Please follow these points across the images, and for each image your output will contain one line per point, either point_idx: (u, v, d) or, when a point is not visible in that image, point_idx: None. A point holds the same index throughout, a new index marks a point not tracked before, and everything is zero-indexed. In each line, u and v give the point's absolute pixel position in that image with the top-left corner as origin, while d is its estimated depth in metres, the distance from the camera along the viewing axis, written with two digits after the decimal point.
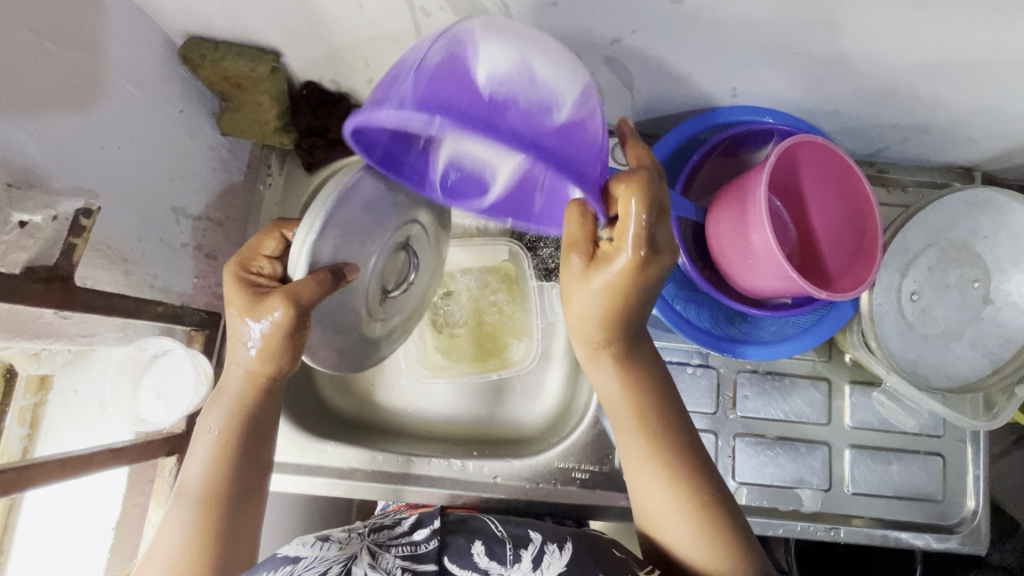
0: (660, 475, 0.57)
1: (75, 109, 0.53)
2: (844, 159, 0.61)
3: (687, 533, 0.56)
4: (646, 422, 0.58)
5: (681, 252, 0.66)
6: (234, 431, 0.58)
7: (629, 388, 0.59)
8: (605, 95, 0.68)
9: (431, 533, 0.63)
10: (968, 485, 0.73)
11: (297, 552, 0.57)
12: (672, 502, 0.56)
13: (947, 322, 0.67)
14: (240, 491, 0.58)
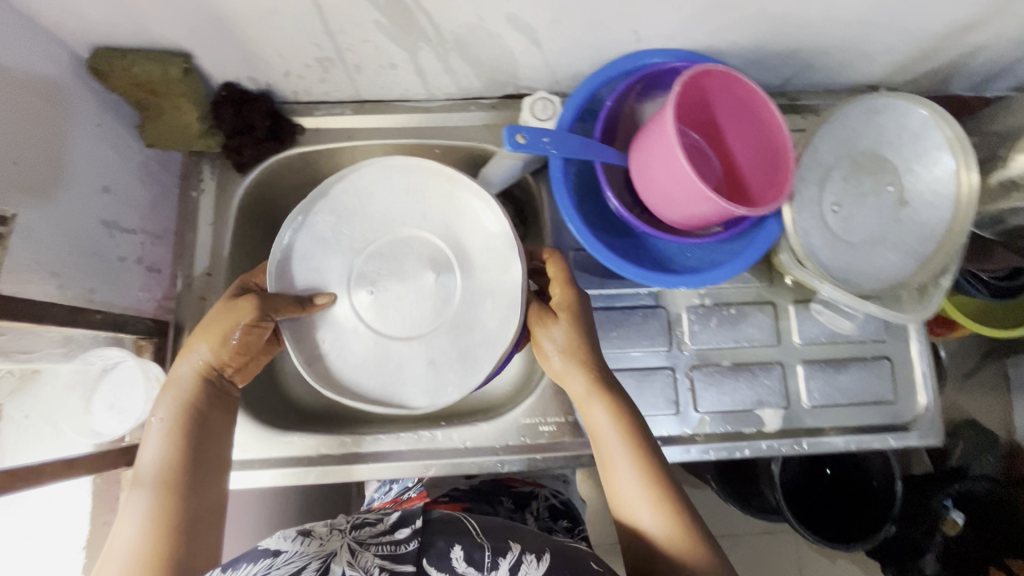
0: (642, 484, 0.60)
1: None
2: (749, 84, 0.64)
3: (663, 529, 0.59)
4: (635, 433, 0.62)
5: (609, 195, 0.67)
6: (186, 450, 0.59)
7: (621, 412, 0.62)
8: (516, 57, 0.70)
9: (413, 533, 0.61)
10: (917, 382, 0.77)
11: (279, 547, 0.56)
12: (652, 508, 0.60)
13: (869, 228, 0.71)
14: (197, 500, 0.58)
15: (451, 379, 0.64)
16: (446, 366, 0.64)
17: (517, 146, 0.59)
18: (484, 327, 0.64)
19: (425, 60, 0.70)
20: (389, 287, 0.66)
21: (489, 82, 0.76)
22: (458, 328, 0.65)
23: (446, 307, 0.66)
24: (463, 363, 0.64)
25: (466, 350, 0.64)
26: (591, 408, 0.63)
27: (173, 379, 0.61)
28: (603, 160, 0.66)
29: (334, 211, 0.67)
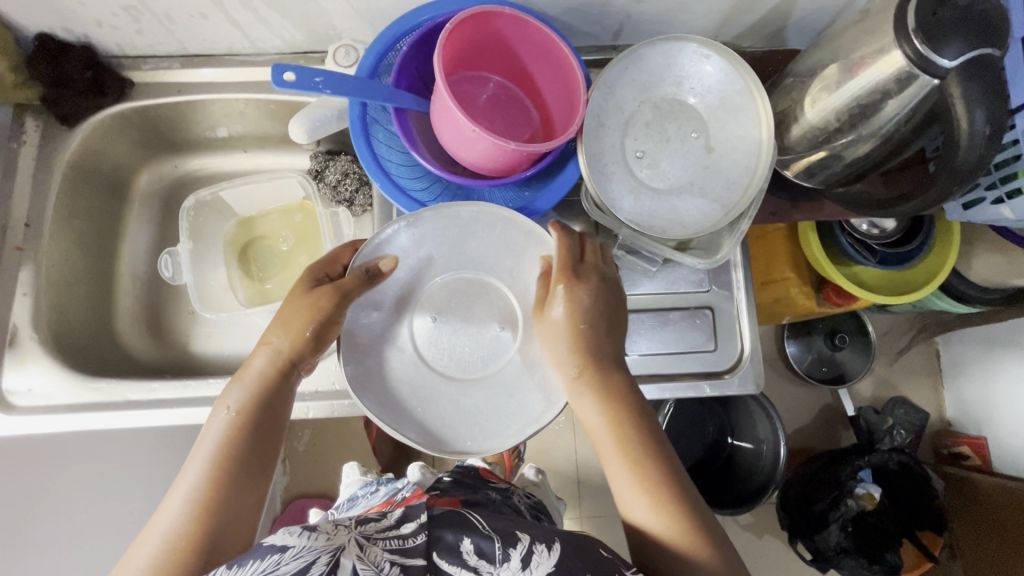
0: (636, 480, 0.56)
1: None
2: (537, 26, 0.64)
3: (661, 523, 0.55)
4: (631, 428, 0.58)
5: (406, 140, 0.67)
6: (230, 446, 0.54)
7: (615, 410, 0.58)
8: (323, 6, 0.71)
9: (420, 526, 0.57)
10: (737, 330, 0.77)
11: (285, 540, 0.51)
12: (646, 503, 0.56)
13: (675, 174, 0.71)
14: (232, 505, 0.53)
15: (468, 432, 0.59)
16: (486, 420, 0.59)
17: (285, 84, 0.59)
18: (525, 399, 0.60)
19: (234, 9, 0.70)
20: (452, 321, 0.62)
21: (311, 34, 0.76)
22: (499, 391, 0.60)
23: (496, 361, 0.61)
24: (492, 421, 0.59)
25: (500, 413, 0.60)
26: (578, 398, 0.59)
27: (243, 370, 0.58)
28: (397, 104, 0.66)
29: (432, 224, 0.62)
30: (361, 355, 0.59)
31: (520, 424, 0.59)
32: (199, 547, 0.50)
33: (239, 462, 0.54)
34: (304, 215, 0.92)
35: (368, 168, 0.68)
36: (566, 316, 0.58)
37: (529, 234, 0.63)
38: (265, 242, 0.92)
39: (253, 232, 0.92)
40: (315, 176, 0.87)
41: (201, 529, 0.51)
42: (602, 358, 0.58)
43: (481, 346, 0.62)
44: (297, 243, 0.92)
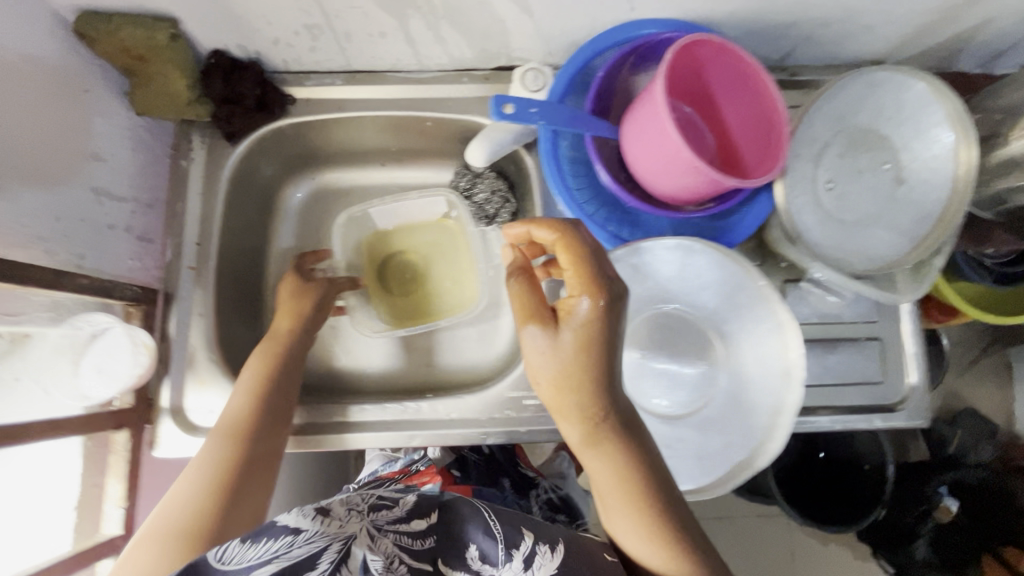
0: (642, 526, 0.53)
1: None
2: (742, 55, 0.63)
3: (663, 562, 0.53)
4: (615, 468, 0.53)
5: (599, 169, 0.67)
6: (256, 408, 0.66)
7: (623, 461, 0.52)
8: (508, 27, 0.69)
9: (429, 527, 0.54)
10: (907, 363, 0.76)
11: (298, 522, 0.49)
12: (655, 552, 0.53)
13: (863, 206, 0.69)
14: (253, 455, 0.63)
15: (681, 469, 0.59)
16: (695, 459, 0.59)
17: (504, 115, 0.61)
18: (732, 437, 0.59)
19: (415, 28, 0.69)
20: (658, 358, 0.61)
21: (481, 53, 0.75)
22: (708, 427, 0.60)
23: (701, 397, 0.61)
24: (701, 460, 0.59)
25: (704, 453, 0.60)
26: (566, 429, 0.54)
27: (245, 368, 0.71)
28: (593, 133, 0.65)
29: (629, 262, 0.62)
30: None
31: (718, 465, 0.59)
32: (223, 503, 0.58)
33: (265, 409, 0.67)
34: (443, 232, 0.90)
35: (559, 197, 0.71)
36: (585, 356, 0.51)
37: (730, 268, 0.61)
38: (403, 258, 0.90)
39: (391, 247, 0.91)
40: (467, 194, 0.84)
41: (223, 487, 0.59)
42: (604, 392, 0.51)
43: (685, 382, 0.61)
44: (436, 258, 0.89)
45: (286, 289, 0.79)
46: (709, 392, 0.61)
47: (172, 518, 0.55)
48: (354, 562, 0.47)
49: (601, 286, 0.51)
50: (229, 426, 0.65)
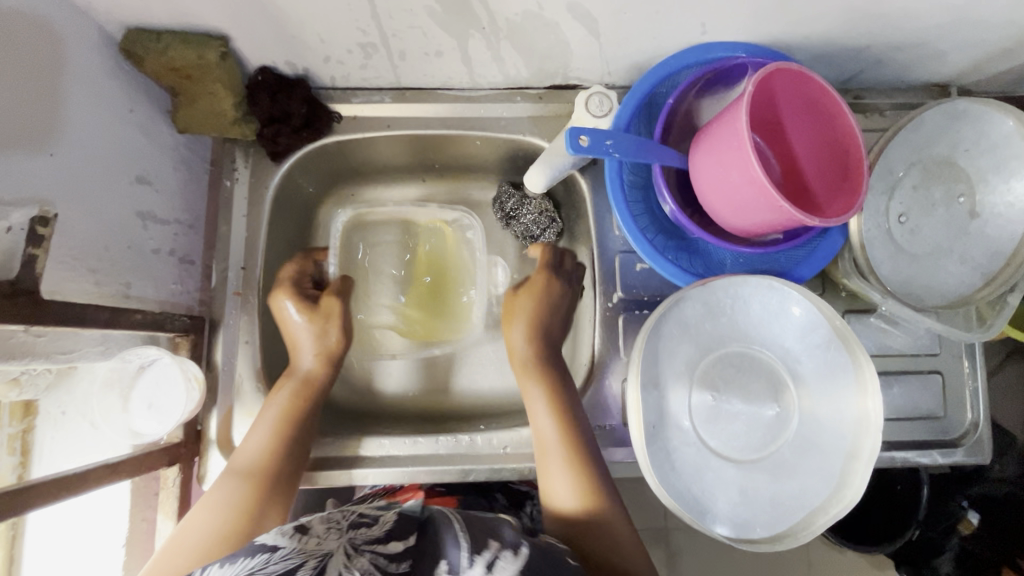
0: (563, 457, 0.64)
1: (25, 122, 0.50)
2: (819, 83, 0.59)
3: (572, 492, 0.62)
4: (561, 430, 0.65)
5: (669, 200, 0.65)
6: (281, 441, 0.63)
7: (557, 401, 0.67)
8: (571, 48, 0.66)
9: (406, 550, 0.51)
10: (967, 398, 0.74)
11: (275, 540, 0.49)
12: (572, 479, 0.63)
13: (936, 240, 0.67)
14: (279, 483, 0.62)
15: (757, 518, 0.57)
16: (771, 507, 0.57)
17: (579, 149, 0.56)
18: (806, 483, 0.58)
19: (474, 48, 0.66)
20: (731, 399, 0.59)
21: (538, 72, 0.72)
22: (781, 472, 0.58)
23: (773, 441, 0.59)
24: (775, 508, 0.57)
25: (779, 499, 0.57)
26: (534, 403, 0.68)
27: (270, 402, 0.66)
28: (663, 162, 0.63)
29: (703, 300, 0.59)
30: (651, 434, 0.57)
31: (792, 512, 0.57)
32: (246, 531, 0.57)
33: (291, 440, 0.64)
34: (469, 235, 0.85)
35: (624, 228, 0.68)
36: (535, 305, 0.75)
37: (803, 306, 0.60)
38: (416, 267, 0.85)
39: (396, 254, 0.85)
40: (510, 217, 0.80)
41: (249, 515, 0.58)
42: (562, 385, 0.69)
43: (755, 425, 0.59)
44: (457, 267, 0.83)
45: (304, 326, 0.71)
46: (780, 435, 0.59)
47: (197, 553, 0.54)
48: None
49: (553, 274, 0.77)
50: (258, 454, 0.62)
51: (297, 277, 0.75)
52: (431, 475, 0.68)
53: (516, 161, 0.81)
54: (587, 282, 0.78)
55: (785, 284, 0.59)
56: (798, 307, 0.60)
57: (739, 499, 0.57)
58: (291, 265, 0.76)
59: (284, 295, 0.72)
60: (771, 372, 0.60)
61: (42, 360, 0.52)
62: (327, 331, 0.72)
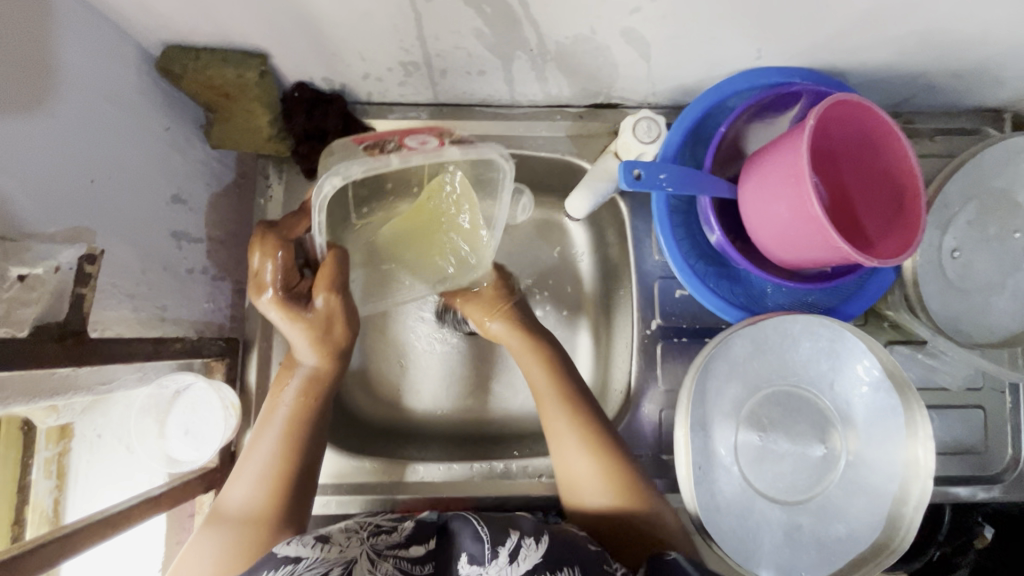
0: (570, 425, 0.64)
1: (68, 150, 0.48)
2: (879, 115, 0.55)
3: (585, 463, 0.62)
4: (580, 433, 0.63)
5: (715, 230, 0.63)
6: (292, 447, 0.59)
7: (555, 370, 0.68)
8: (619, 70, 0.64)
9: (428, 552, 0.53)
10: (1009, 435, 0.71)
11: (298, 551, 0.48)
12: (580, 444, 0.63)
13: (989, 276, 0.65)
14: (299, 485, 0.58)
15: (802, 561, 0.56)
16: (815, 550, 0.57)
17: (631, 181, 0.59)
18: (852, 526, 0.57)
19: (518, 68, 0.64)
20: (778, 440, 0.58)
21: (581, 91, 0.69)
22: (826, 515, 0.58)
23: (818, 483, 0.58)
24: (820, 552, 0.57)
25: (825, 542, 0.57)
26: (547, 412, 0.66)
27: (275, 404, 0.61)
28: (712, 193, 0.61)
29: (751, 338, 0.58)
30: (699, 476, 0.55)
31: (834, 554, 0.57)
32: (266, 540, 0.54)
33: (305, 441, 0.60)
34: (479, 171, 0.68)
35: (668, 258, 0.66)
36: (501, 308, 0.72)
37: (854, 348, 0.58)
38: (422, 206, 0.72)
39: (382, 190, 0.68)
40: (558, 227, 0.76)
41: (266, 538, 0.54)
42: (574, 389, 0.66)
43: (802, 467, 0.58)
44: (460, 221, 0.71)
45: (300, 332, 0.60)
46: (825, 477, 0.58)
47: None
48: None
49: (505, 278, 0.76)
50: (264, 465, 0.57)
51: (281, 275, 0.59)
52: (465, 500, 0.68)
53: (552, 178, 0.79)
54: (622, 306, 0.77)
55: (836, 324, 0.58)
56: (849, 348, 0.59)
57: (787, 543, 0.56)
58: (264, 261, 0.58)
59: (270, 303, 0.59)
60: (822, 414, 0.59)
61: (84, 393, 0.51)
62: (329, 331, 0.62)
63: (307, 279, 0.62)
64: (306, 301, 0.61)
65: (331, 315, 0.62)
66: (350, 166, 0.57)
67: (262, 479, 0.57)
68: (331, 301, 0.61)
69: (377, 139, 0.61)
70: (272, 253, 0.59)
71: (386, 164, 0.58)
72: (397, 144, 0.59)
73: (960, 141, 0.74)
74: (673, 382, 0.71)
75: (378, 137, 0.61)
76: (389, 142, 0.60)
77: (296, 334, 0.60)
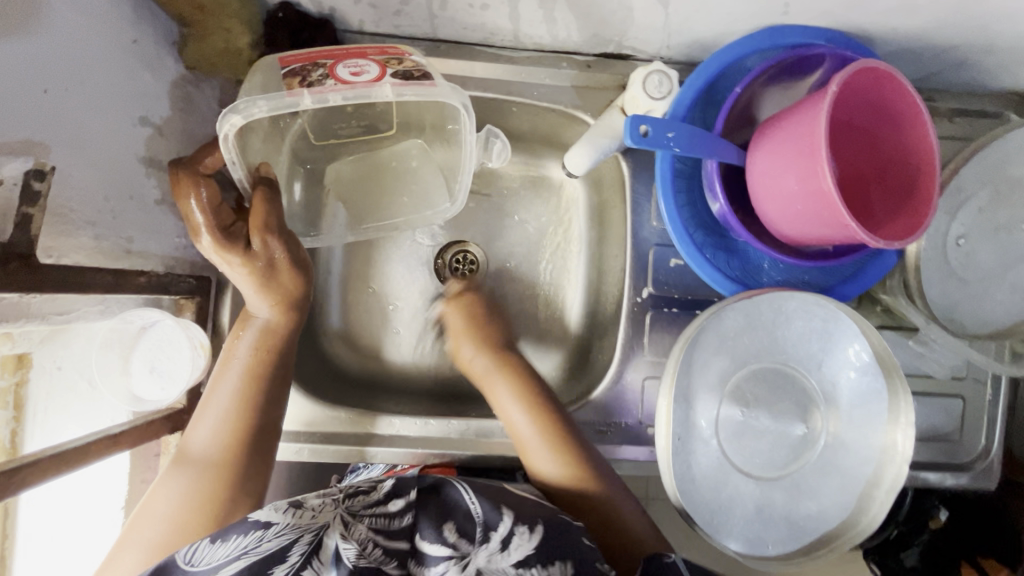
0: (512, 388, 0.66)
1: (18, 51, 0.43)
2: (901, 85, 0.51)
3: (540, 444, 0.62)
4: (522, 394, 0.66)
5: (718, 197, 0.60)
6: (246, 402, 0.57)
7: (477, 319, 0.73)
8: (635, 14, 0.59)
9: (407, 505, 0.52)
10: (985, 425, 0.71)
11: (269, 515, 0.47)
12: (534, 422, 0.64)
13: (990, 267, 0.64)
14: (256, 445, 0.57)
15: (769, 536, 0.57)
16: (784, 525, 0.57)
17: (638, 139, 0.55)
18: (824, 505, 0.57)
19: (525, 4, 0.59)
20: (760, 415, 0.58)
21: (591, 37, 0.64)
22: (800, 493, 0.58)
23: (795, 461, 0.58)
24: (788, 527, 0.57)
25: (794, 518, 0.57)
26: (499, 391, 0.67)
27: (229, 356, 0.59)
28: (720, 158, 0.58)
29: (744, 312, 0.57)
30: (679, 447, 0.54)
31: (803, 530, 0.57)
32: (222, 498, 0.53)
33: (265, 402, 0.58)
34: (443, 114, 0.66)
35: (667, 225, 0.64)
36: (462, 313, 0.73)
37: (847, 331, 0.57)
38: (391, 136, 0.71)
39: (343, 113, 0.66)
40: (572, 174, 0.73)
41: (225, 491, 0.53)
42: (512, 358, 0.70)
43: (778, 447, 0.58)
44: (421, 149, 0.72)
45: (245, 279, 0.57)
46: (803, 458, 0.58)
47: (168, 538, 0.49)
48: (325, 552, 0.46)
49: (473, 325, 0.72)
50: (222, 416, 0.56)
51: (212, 215, 0.54)
52: (441, 458, 0.68)
53: (551, 133, 0.75)
54: (614, 272, 0.74)
55: (829, 304, 0.56)
56: (843, 330, 0.57)
57: (757, 518, 0.56)
58: (187, 201, 0.53)
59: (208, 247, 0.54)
60: (809, 398, 0.59)
61: (38, 322, 0.48)
62: (275, 277, 0.58)
63: (241, 216, 0.57)
64: (243, 240, 0.56)
65: (271, 258, 0.57)
66: (252, 105, 0.51)
67: (219, 436, 0.55)
68: (271, 245, 0.56)
69: (303, 63, 0.53)
70: (194, 189, 0.53)
71: (299, 103, 0.52)
72: (325, 73, 0.53)
73: (981, 124, 0.71)
74: (659, 352, 0.70)
75: (305, 61, 0.53)
76: (314, 68, 0.53)
77: (238, 280, 0.56)
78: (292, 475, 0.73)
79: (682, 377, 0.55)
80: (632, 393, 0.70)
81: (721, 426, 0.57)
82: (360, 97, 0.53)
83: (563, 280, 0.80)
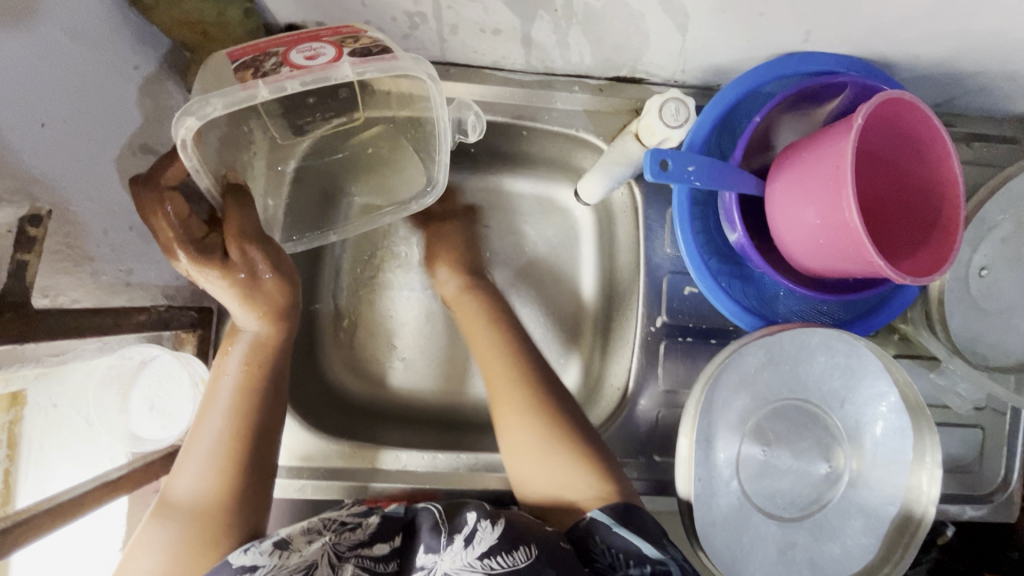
0: (524, 405, 0.61)
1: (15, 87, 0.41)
2: (927, 117, 0.50)
3: (540, 458, 0.59)
4: (529, 405, 0.61)
5: (737, 228, 0.59)
6: (242, 438, 0.54)
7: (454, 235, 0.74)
8: (652, 40, 0.58)
9: (392, 550, 0.52)
10: (1005, 456, 0.70)
11: (253, 560, 0.47)
12: (533, 432, 0.60)
13: (1011, 297, 0.63)
14: (254, 484, 0.54)
15: None
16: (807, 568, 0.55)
17: (659, 173, 0.54)
18: (848, 547, 0.56)
19: (539, 29, 0.57)
20: (780, 452, 0.56)
21: (604, 62, 0.63)
22: (823, 534, 0.56)
23: (817, 500, 0.57)
24: (811, 571, 0.55)
25: (818, 561, 0.55)
26: (506, 410, 0.62)
27: (218, 375, 0.55)
28: (739, 189, 0.57)
29: (766, 349, 0.55)
30: (700, 490, 0.52)
31: (826, 574, 0.56)
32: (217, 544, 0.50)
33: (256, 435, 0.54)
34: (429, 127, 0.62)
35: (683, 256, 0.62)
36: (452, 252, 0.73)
37: (871, 369, 0.56)
38: (362, 125, 0.65)
39: (306, 105, 0.59)
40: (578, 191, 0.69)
41: (220, 537, 0.50)
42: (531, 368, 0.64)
43: (797, 485, 0.56)
44: (399, 144, 0.67)
45: (226, 291, 0.52)
46: (824, 498, 0.57)
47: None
48: None
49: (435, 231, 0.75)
50: (208, 454, 0.52)
51: (182, 229, 0.48)
52: (449, 492, 0.66)
53: (561, 157, 0.73)
54: (627, 298, 0.72)
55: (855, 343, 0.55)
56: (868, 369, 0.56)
57: (781, 562, 0.55)
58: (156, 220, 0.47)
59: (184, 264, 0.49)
60: (831, 436, 0.57)
61: (33, 365, 0.46)
62: (258, 288, 0.54)
63: (215, 228, 0.52)
64: (223, 254, 0.51)
65: (253, 269, 0.53)
66: (206, 104, 0.45)
67: (213, 477, 0.52)
68: (250, 254, 0.52)
69: (255, 55, 0.48)
70: (160, 206, 0.47)
71: (255, 96, 0.46)
72: (279, 61, 0.47)
73: (999, 149, 0.69)
74: (673, 382, 0.68)
75: (256, 52, 0.48)
76: (266, 60, 0.48)
77: (218, 292, 0.51)
78: (294, 508, 0.71)
79: (702, 416, 0.53)
80: (646, 424, 0.68)
81: (742, 464, 0.55)
82: (319, 81, 0.47)
83: (572, 303, 0.78)
